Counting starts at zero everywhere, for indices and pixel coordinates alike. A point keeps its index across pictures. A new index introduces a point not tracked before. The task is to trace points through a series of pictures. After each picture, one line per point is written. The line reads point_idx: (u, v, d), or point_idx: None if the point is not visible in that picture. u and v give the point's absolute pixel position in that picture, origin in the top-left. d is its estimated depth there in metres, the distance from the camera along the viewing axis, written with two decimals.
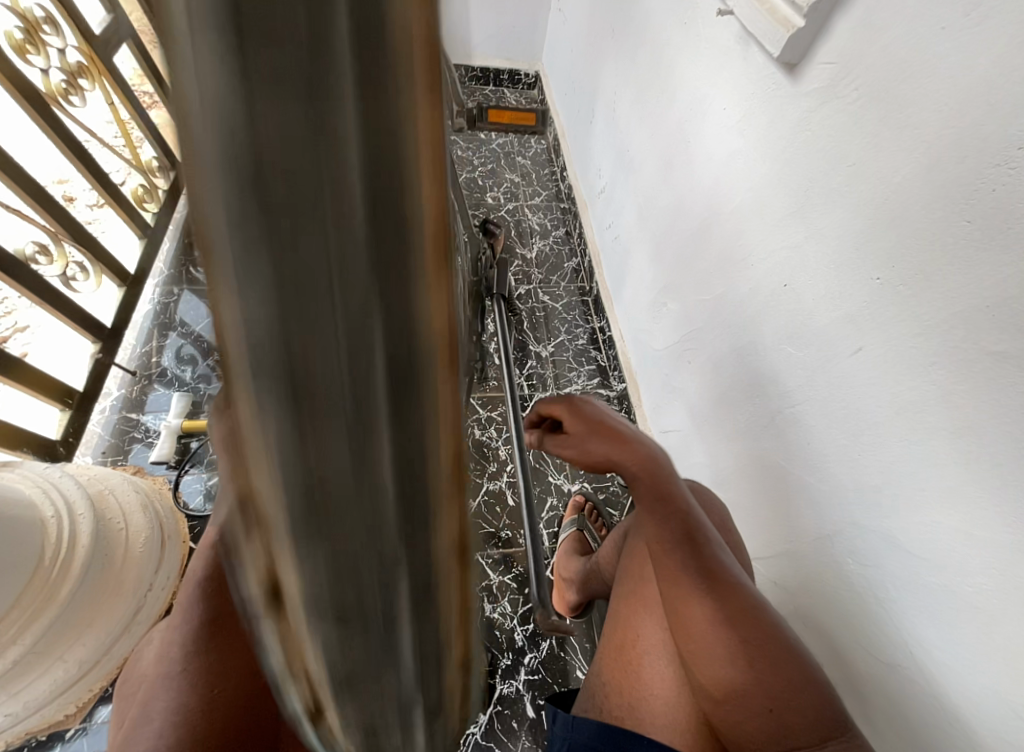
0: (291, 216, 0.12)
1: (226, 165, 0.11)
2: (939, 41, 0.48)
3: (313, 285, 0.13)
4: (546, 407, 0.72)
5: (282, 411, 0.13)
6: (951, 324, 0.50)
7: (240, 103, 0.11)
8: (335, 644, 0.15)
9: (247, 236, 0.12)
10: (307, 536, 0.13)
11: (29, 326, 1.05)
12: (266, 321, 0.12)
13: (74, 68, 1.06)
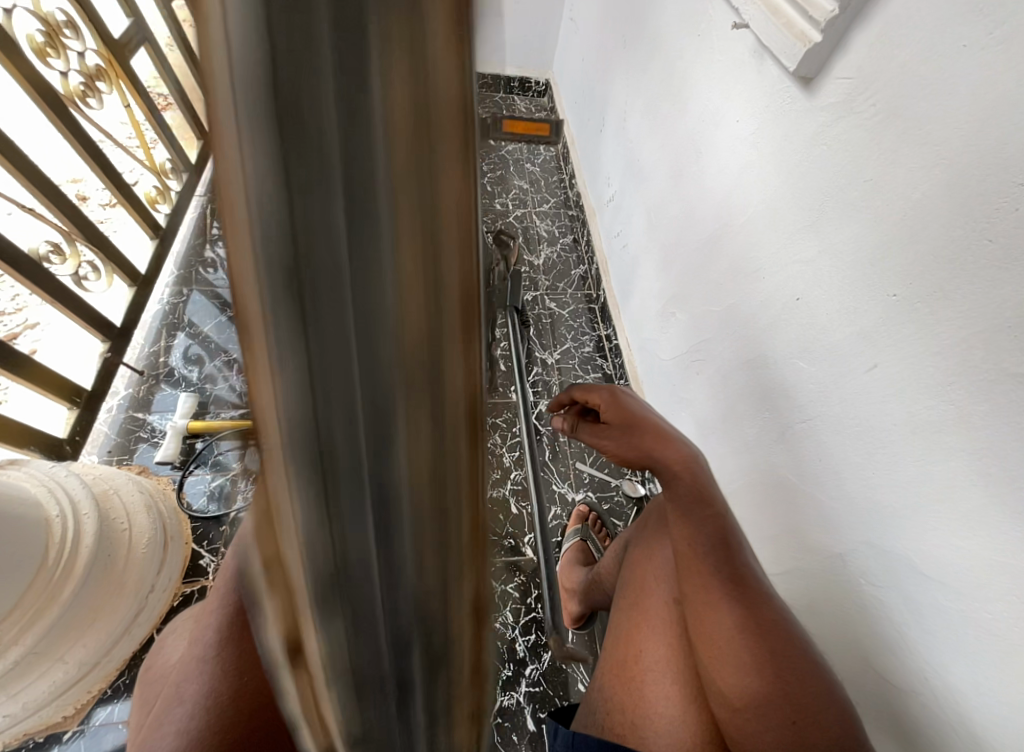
0: (316, 210, 0.14)
1: (265, 131, 0.13)
2: (960, 59, 0.48)
3: (335, 284, 0.15)
4: (584, 394, 0.71)
5: (303, 351, 0.15)
6: (970, 343, 0.49)
7: (272, 80, 0.13)
8: (345, 568, 0.17)
9: (275, 194, 0.14)
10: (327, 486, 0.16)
11: (39, 323, 1.07)
12: (290, 273, 0.14)
13: (93, 71, 1.07)
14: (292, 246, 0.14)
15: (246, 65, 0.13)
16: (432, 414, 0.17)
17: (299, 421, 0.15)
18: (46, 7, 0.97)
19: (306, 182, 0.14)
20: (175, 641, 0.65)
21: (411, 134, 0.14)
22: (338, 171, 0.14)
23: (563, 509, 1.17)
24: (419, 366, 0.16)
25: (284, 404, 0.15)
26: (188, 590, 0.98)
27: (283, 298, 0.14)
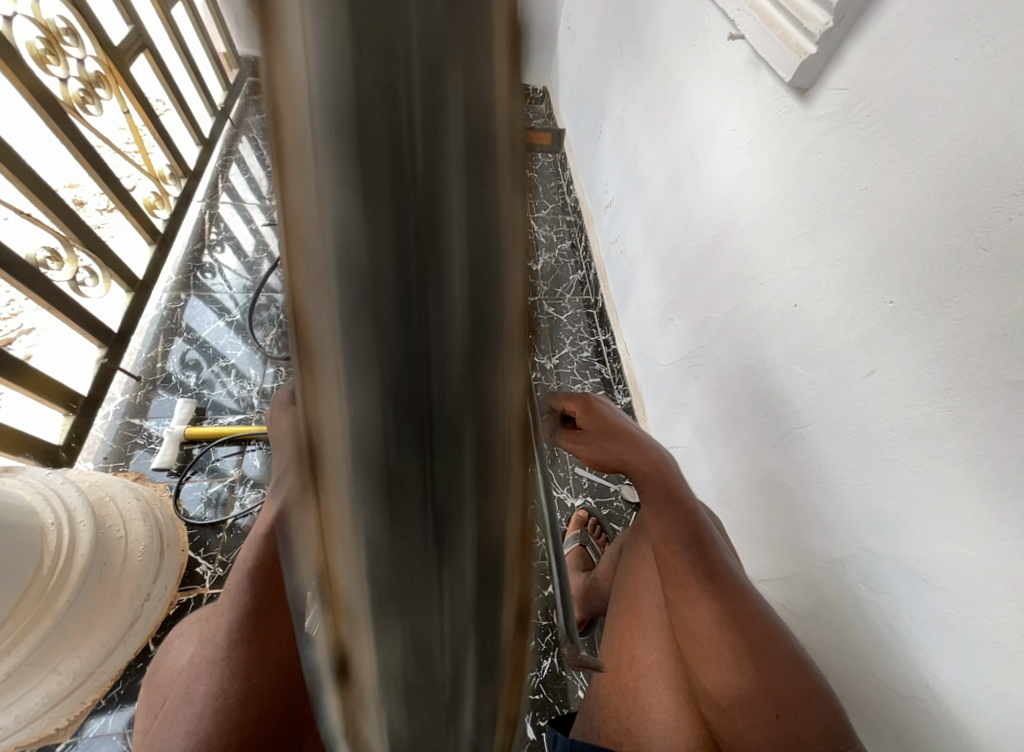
0: (384, 210, 0.15)
1: (335, 133, 0.14)
2: (953, 72, 0.48)
3: (400, 285, 0.15)
4: (554, 399, 0.64)
5: (363, 337, 0.16)
6: (964, 352, 0.49)
7: (349, 74, 0.14)
8: (391, 567, 0.17)
9: (345, 190, 0.14)
10: (379, 482, 0.16)
11: (33, 328, 1.11)
12: (355, 263, 0.15)
13: (92, 77, 1.08)
14: (362, 258, 0.15)
15: (327, 92, 0.14)
16: (487, 421, 0.17)
17: (362, 427, 0.16)
18: (46, 15, 0.97)
19: (379, 196, 0.15)
20: (181, 645, 0.64)
21: (474, 149, 0.15)
22: (404, 187, 0.15)
23: (563, 514, 1.17)
24: (478, 378, 0.17)
25: (350, 409, 0.16)
26: (184, 599, 0.96)
27: (356, 306, 0.15)
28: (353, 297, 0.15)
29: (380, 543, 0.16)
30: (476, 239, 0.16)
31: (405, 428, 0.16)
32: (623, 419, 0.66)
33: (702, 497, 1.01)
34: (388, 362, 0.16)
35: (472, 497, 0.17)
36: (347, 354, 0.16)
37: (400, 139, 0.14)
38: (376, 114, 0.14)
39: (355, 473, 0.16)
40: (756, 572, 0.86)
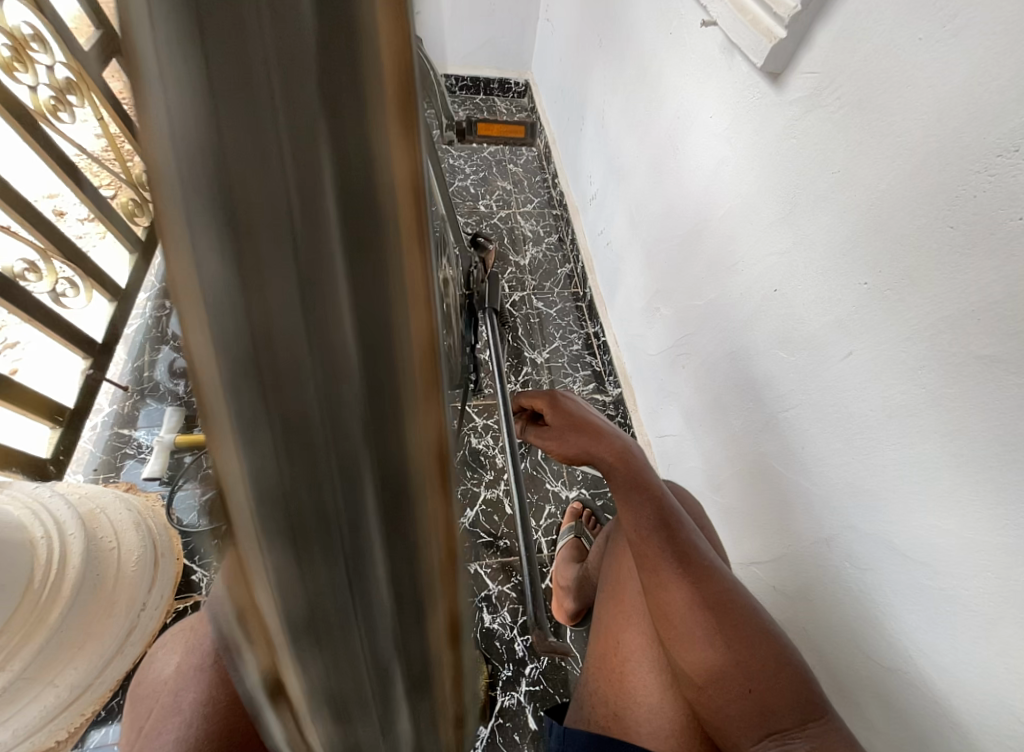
0: (272, 300, 0.14)
1: (208, 214, 0.13)
2: (918, 51, 0.49)
3: (297, 374, 0.14)
4: (525, 399, 0.72)
5: (260, 434, 0.15)
6: (938, 328, 0.50)
7: (202, 123, 0.12)
8: (318, 654, 0.17)
9: (224, 279, 0.13)
10: (297, 576, 0.16)
11: (18, 343, 1.04)
12: (242, 347, 0.14)
13: (63, 85, 1.05)
14: (259, 409, 0.14)
15: (204, 252, 0.13)
16: (414, 538, 0.17)
17: (278, 544, 0.15)
18: (12, 22, 0.94)
19: (272, 348, 0.14)
20: (167, 654, 0.64)
21: (371, 282, 0.14)
22: (301, 332, 0.14)
23: (557, 506, 1.18)
24: (397, 503, 0.16)
25: (266, 558, 0.16)
26: (182, 606, 0.98)
27: (265, 457, 0.15)
28: (259, 447, 0.15)
29: (315, 666, 0.17)
30: (385, 374, 0.15)
31: (328, 566, 0.16)
32: (592, 413, 0.71)
33: (694, 484, 1.02)
34: (300, 491, 0.15)
35: (392, 569, 0.17)
36: (261, 508, 0.15)
37: (289, 287, 0.14)
38: (259, 263, 0.13)
39: (287, 599, 0.16)
40: (745, 556, 0.87)
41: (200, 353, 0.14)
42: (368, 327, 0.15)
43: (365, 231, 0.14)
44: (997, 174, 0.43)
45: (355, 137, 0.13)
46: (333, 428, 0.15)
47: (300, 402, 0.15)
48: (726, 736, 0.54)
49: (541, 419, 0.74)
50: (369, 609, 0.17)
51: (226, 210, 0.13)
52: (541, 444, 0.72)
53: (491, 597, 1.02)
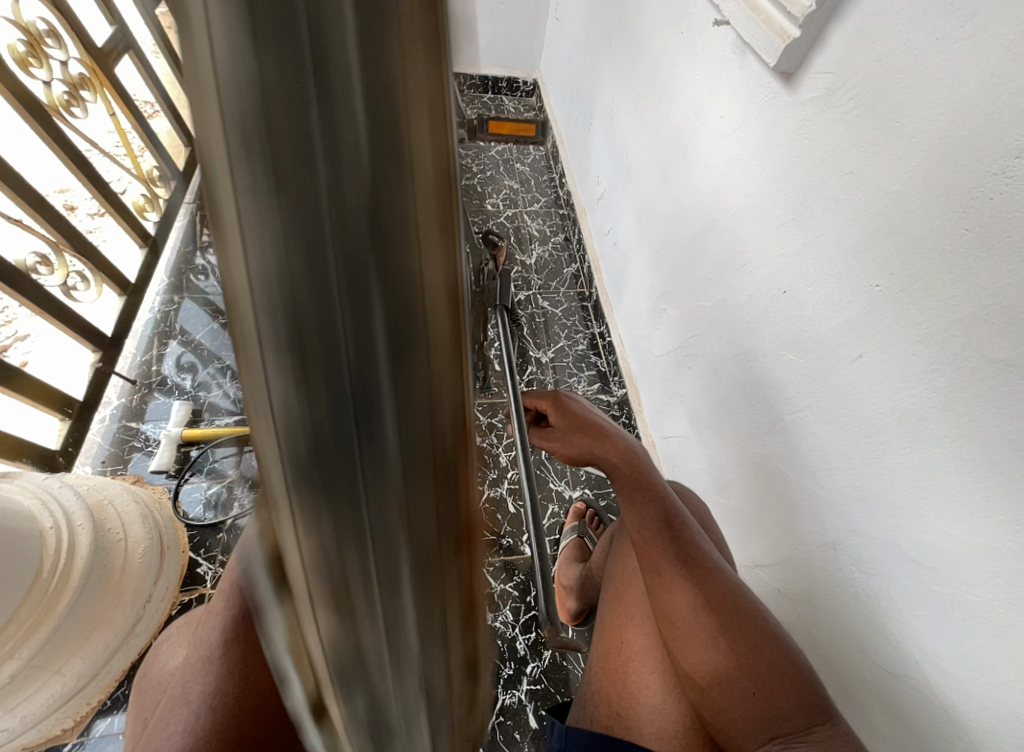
0: (296, 154, 0.14)
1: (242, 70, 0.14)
2: (935, 51, 0.48)
3: (318, 231, 0.15)
4: (529, 400, 0.72)
5: (282, 291, 0.15)
6: (950, 332, 0.50)
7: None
8: (332, 534, 0.16)
9: (251, 129, 0.14)
10: (314, 443, 0.16)
11: (28, 336, 1.07)
12: (267, 198, 0.14)
13: (76, 80, 1.06)
14: (282, 273, 0.15)
15: (241, 109, 0.14)
16: (422, 439, 0.17)
17: (296, 408, 0.16)
18: (28, 17, 0.96)
19: (295, 235, 0.14)
20: (173, 646, 0.64)
21: (385, 151, 0.15)
22: (323, 189, 0.14)
23: (560, 506, 1.18)
24: (405, 401, 0.16)
25: (284, 444, 0.16)
26: (187, 598, 0.99)
27: (282, 342, 0.15)
28: (277, 333, 0.15)
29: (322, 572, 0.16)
30: (399, 269, 0.16)
31: (344, 435, 0.16)
32: (596, 414, 0.71)
33: (698, 486, 1.02)
34: (319, 353, 0.15)
35: (404, 451, 0.17)
36: (288, 370, 0.15)
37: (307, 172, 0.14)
38: (283, 155, 0.14)
39: (304, 466, 0.16)
40: (749, 559, 0.87)
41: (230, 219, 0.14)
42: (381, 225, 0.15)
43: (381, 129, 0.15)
44: (1014, 176, 0.43)
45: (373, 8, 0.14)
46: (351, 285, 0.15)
47: (317, 288, 0.15)
48: (729, 738, 0.54)
49: (544, 420, 0.73)
50: (378, 495, 0.16)
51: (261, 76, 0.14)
52: (544, 447, 0.70)
53: (494, 595, 1.03)
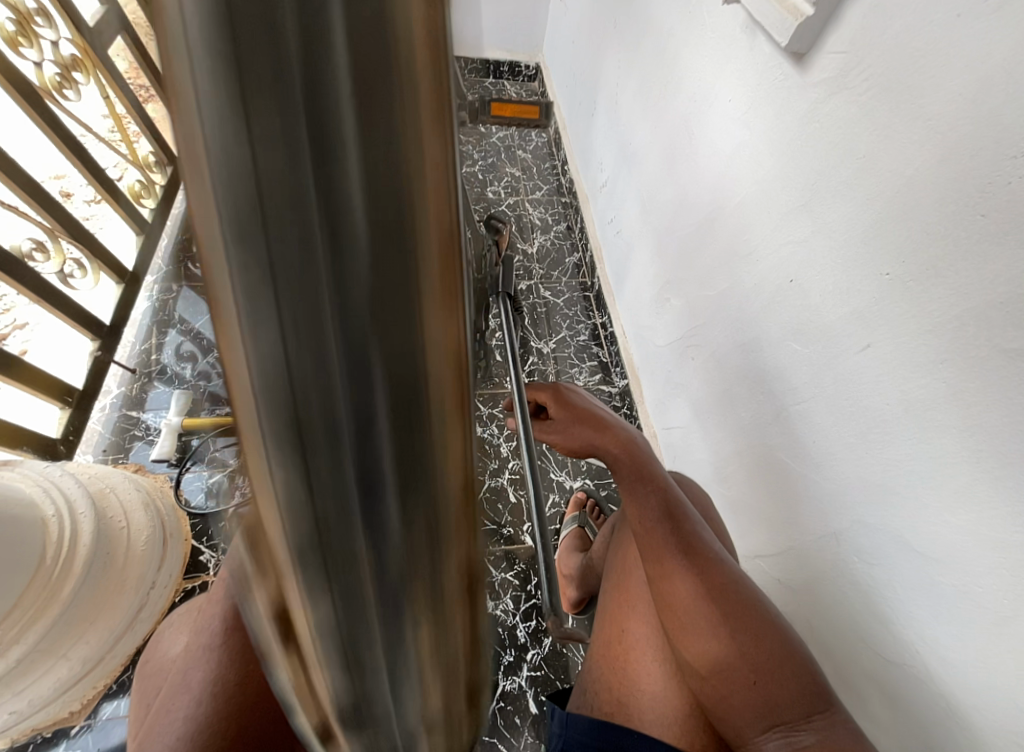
0: (303, 318, 0.13)
1: (240, 226, 0.12)
2: (956, 28, 0.47)
3: (330, 395, 0.13)
4: (529, 393, 0.72)
5: (293, 458, 0.13)
6: (960, 320, 0.49)
7: (237, 120, 0.11)
8: (347, 676, 0.16)
9: (252, 284, 0.12)
10: (328, 607, 0.15)
11: (28, 324, 1.05)
12: (277, 364, 0.13)
13: (67, 62, 1.04)
14: (294, 447, 0.13)
15: (241, 268, 0.12)
16: (437, 550, 0.16)
17: (308, 576, 0.14)
18: None
19: (303, 344, 0.13)
20: (174, 633, 0.65)
21: (400, 306, 0.13)
22: (333, 353, 0.13)
23: (561, 496, 1.18)
24: (427, 527, 0.15)
25: (301, 588, 0.14)
26: (189, 586, 0.99)
27: (268, 348, 0.13)
28: (252, 292, 0.12)
29: (314, 572, 0.14)
30: (415, 424, 0.14)
31: (358, 592, 0.15)
32: (596, 407, 0.71)
33: (700, 477, 1.01)
34: (332, 520, 0.14)
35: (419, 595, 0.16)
36: (297, 541, 0.14)
37: (290, 95, 0.11)
38: (260, 69, 0.11)
39: (317, 627, 0.15)
40: (751, 549, 0.87)
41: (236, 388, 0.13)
42: (380, 166, 0.12)
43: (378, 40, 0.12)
44: None
45: (389, 137, 0.12)
46: (362, 448, 0.14)
47: (304, 241, 0.12)
48: (732, 729, 0.54)
49: (545, 412, 0.73)
50: (396, 638, 0.16)
51: (263, 232, 0.12)
52: (545, 440, 0.70)
53: (494, 584, 1.03)
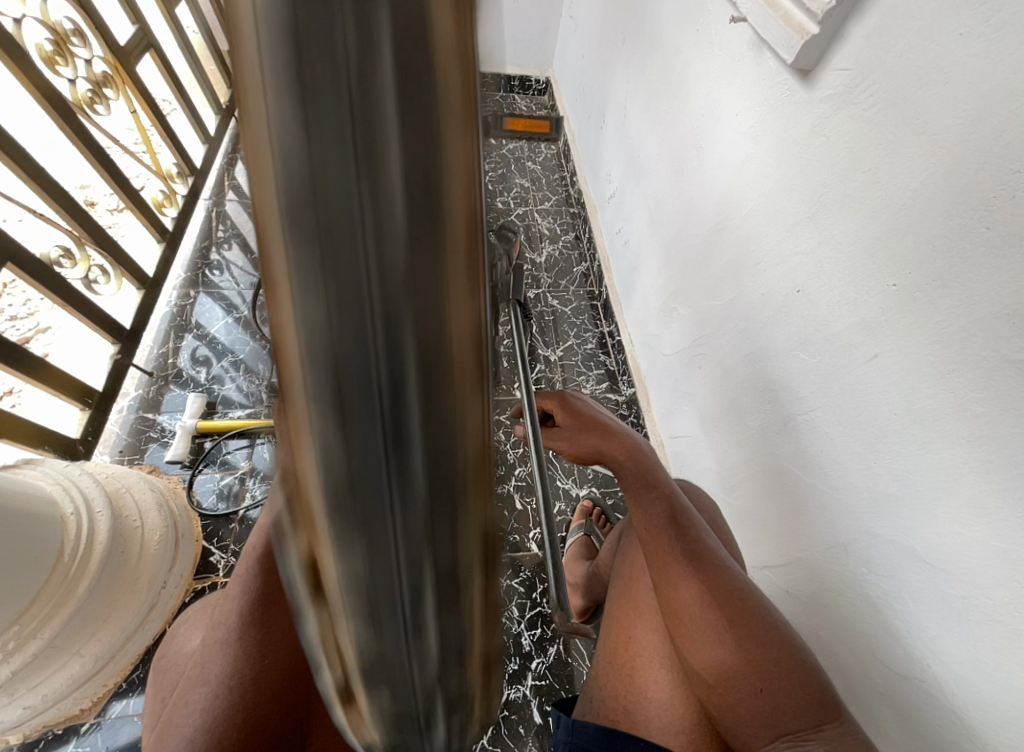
0: (344, 271, 0.14)
1: (292, 188, 0.13)
2: (957, 47, 0.49)
3: (361, 345, 0.14)
4: (535, 400, 0.72)
5: (331, 401, 0.15)
6: (968, 332, 0.50)
7: (297, 91, 0.13)
8: (370, 635, 0.16)
9: (304, 239, 0.13)
10: (358, 557, 0.15)
11: (50, 327, 1.10)
12: (321, 312, 0.14)
13: (99, 78, 1.10)
14: (330, 391, 0.14)
15: (295, 225, 0.13)
16: (454, 509, 0.16)
17: (341, 520, 0.15)
18: (54, 17, 0.99)
19: (343, 292, 0.14)
20: (189, 630, 0.66)
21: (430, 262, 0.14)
22: (368, 307, 0.14)
23: (568, 504, 1.19)
24: (446, 481, 0.16)
25: (329, 536, 0.15)
26: (200, 586, 1.00)
27: (316, 299, 0.14)
28: (287, 101, 0.13)
29: (335, 439, 0.15)
30: (435, 376, 0.15)
31: (385, 544, 0.15)
32: (600, 414, 0.71)
33: (706, 486, 1.02)
34: (360, 466, 0.15)
35: (438, 559, 0.16)
36: (327, 485, 0.15)
37: (332, 4, 0.13)
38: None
39: (346, 579, 0.16)
40: (759, 559, 0.88)
41: (286, 341, 0.14)
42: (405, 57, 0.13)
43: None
44: None
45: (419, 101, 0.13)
46: (389, 401, 0.15)
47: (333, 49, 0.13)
48: (739, 737, 0.55)
49: (550, 419, 0.73)
50: (414, 597, 0.16)
51: (312, 191, 0.13)
52: (551, 446, 0.70)
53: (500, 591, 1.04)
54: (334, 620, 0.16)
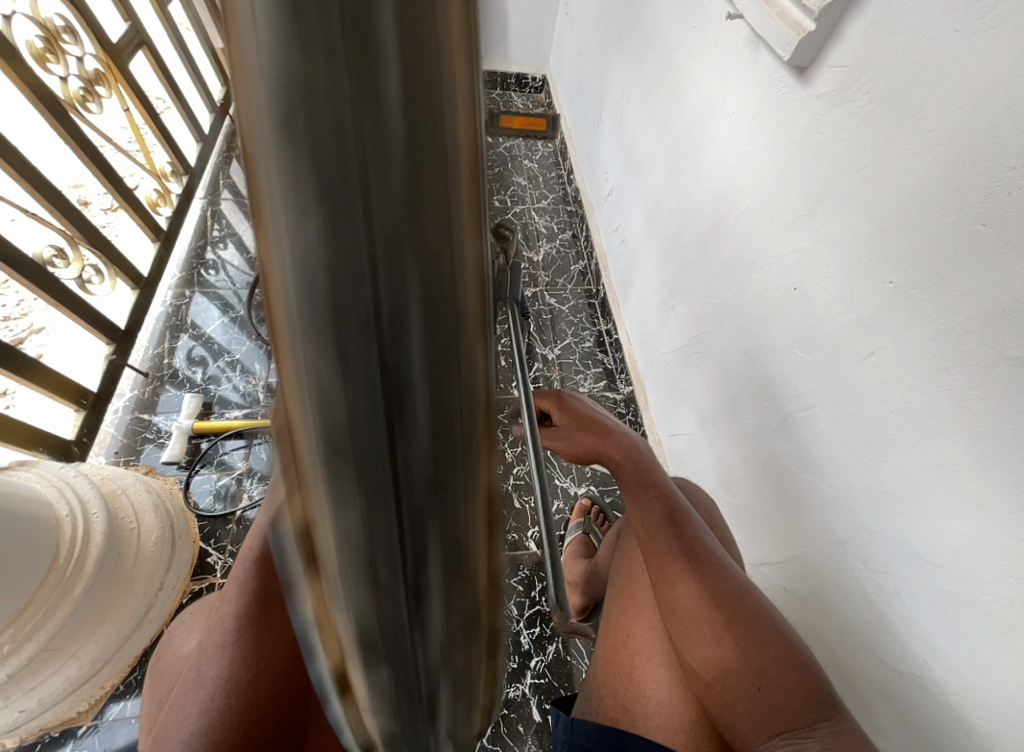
0: (362, 399, 0.13)
1: (310, 311, 0.12)
2: (954, 44, 0.48)
3: (382, 473, 0.13)
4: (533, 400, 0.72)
5: (352, 532, 0.13)
6: (964, 328, 0.50)
7: (308, 200, 0.11)
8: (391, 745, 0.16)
9: (321, 364, 0.12)
10: (377, 680, 0.15)
11: (44, 327, 1.10)
12: (338, 435, 0.13)
13: (91, 75, 1.09)
14: (351, 522, 0.13)
15: (309, 348, 0.12)
16: (471, 618, 0.15)
17: (362, 652, 0.14)
18: (45, 14, 0.98)
19: (361, 424, 0.13)
20: (187, 632, 0.66)
21: (449, 381, 0.14)
22: (389, 437, 0.13)
23: (566, 502, 1.19)
24: (464, 593, 0.15)
25: (350, 658, 0.14)
26: (197, 587, 1.00)
27: (332, 430, 0.13)
28: (296, 212, 0.11)
29: (357, 572, 0.14)
30: (455, 498, 0.14)
31: (405, 665, 0.15)
32: (598, 413, 0.71)
33: (704, 484, 1.02)
34: (382, 598, 0.14)
35: (455, 666, 0.16)
36: (351, 613, 0.14)
37: (342, 81, 0.10)
38: (319, 99, 0.10)
39: (366, 701, 0.15)
40: (757, 557, 0.88)
41: (302, 462, 0.13)
42: (428, 194, 0.12)
43: (432, 107, 0.11)
44: None
45: (438, 207, 0.12)
46: (412, 528, 0.14)
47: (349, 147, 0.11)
48: (737, 734, 0.55)
49: (546, 420, 0.72)
50: (434, 706, 0.16)
51: (328, 313, 0.12)
52: (550, 447, 0.70)
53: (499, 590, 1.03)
54: (353, 728, 0.16)
